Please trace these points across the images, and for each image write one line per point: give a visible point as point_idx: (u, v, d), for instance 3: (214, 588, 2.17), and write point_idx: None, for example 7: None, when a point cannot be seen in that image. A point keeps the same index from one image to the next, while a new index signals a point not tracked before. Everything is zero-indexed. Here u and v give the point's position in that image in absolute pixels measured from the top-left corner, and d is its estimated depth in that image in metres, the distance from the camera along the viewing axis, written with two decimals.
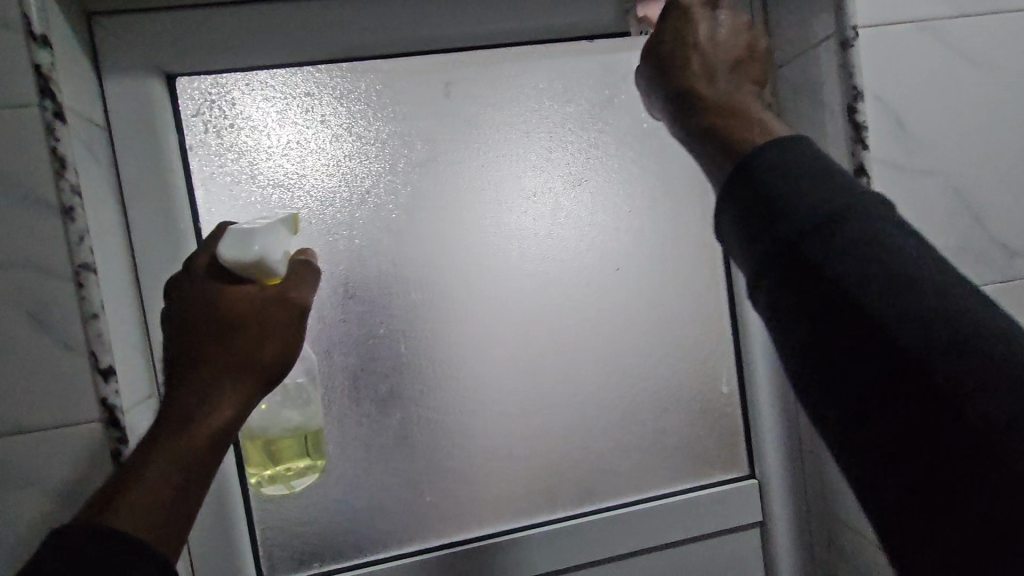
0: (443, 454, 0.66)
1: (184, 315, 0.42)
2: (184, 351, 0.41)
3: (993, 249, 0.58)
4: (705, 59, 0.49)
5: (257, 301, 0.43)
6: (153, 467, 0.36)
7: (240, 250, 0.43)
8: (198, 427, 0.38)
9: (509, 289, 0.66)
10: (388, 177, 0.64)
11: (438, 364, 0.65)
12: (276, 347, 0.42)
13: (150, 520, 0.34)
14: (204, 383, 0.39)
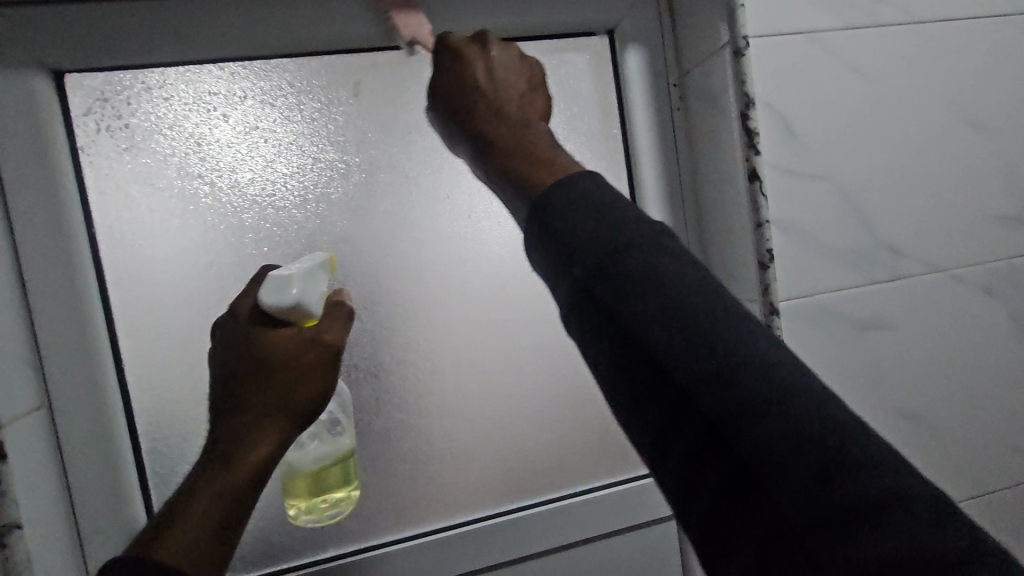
0: (364, 458, 0.65)
1: (232, 360, 0.48)
2: (240, 394, 0.48)
3: (882, 250, 0.61)
4: (490, 99, 0.50)
5: (303, 350, 0.48)
6: (205, 500, 0.44)
7: (279, 296, 0.46)
8: (242, 459, 0.46)
9: (422, 291, 0.66)
10: (297, 177, 0.63)
11: (355, 367, 0.65)
12: (313, 391, 0.49)
13: (206, 548, 0.43)
14: (256, 427, 0.47)
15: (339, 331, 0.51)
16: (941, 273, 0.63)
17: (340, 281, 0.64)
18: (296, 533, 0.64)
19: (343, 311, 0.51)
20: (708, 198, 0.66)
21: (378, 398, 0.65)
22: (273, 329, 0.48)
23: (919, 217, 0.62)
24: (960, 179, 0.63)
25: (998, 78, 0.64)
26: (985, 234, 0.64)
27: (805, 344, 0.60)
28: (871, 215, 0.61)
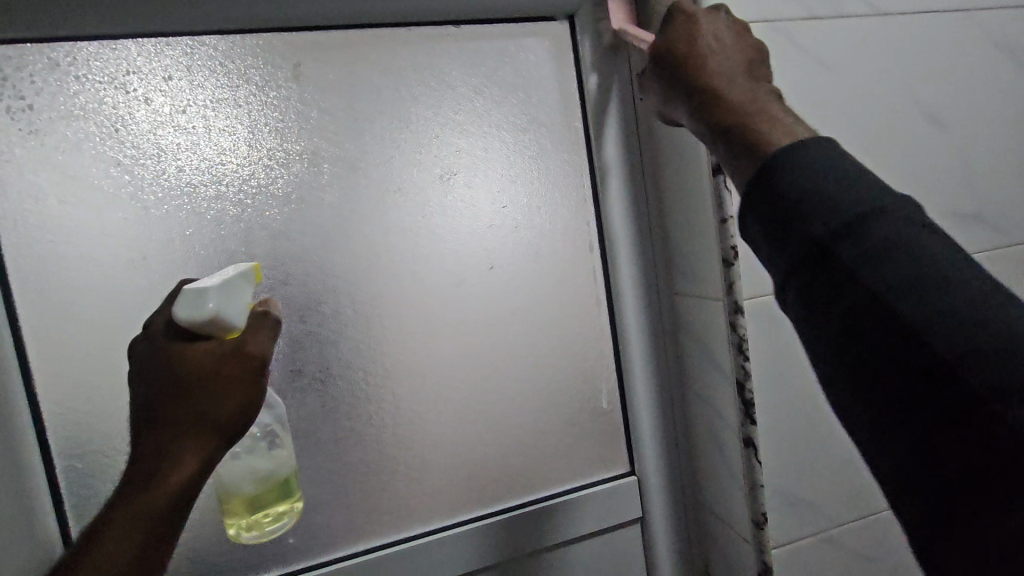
0: (310, 471, 0.60)
1: (144, 375, 0.41)
2: (152, 414, 0.40)
3: None
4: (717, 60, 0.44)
5: (219, 359, 0.42)
6: (112, 536, 0.37)
7: (193, 310, 0.41)
8: (157, 487, 0.38)
9: (373, 290, 0.62)
10: (232, 167, 0.58)
11: (300, 373, 0.60)
12: (238, 403, 0.41)
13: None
14: (168, 449, 0.39)
15: (263, 339, 0.44)
16: None
17: (281, 280, 0.59)
18: (235, 552, 0.59)
19: (270, 318, 0.45)
20: (671, 192, 0.64)
21: (326, 405, 0.61)
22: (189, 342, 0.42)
23: None
24: (923, 177, 0.62)
25: (958, 76, 0.63)
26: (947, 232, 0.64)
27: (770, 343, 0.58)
28: None
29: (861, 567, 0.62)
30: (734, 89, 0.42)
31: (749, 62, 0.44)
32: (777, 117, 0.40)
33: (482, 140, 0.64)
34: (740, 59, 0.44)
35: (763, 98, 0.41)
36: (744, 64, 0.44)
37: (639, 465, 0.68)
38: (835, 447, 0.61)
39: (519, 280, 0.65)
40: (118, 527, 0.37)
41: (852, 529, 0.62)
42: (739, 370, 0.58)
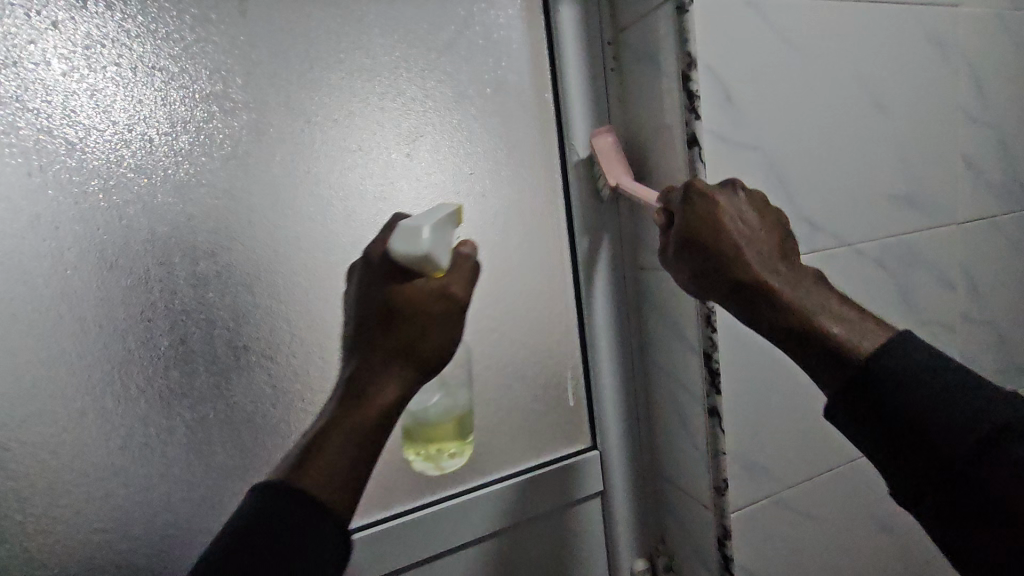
0: (257, 457, 0.55)
1: (358, 309, 0.43)
2: (379, 335, 0.41)
3: (802, 224, 0.62)
4: (755, 245, 0.46)
5: (439, 301, 0.42)
6: (335, 438, 0.38)
7: (410, 246, 0.41)
8: (373, 404, 0.39)
9: (329, 259, 0.56)
10: (159, 112, 0.50)
11: (244, 350, 0.54)
12: (433, 343, 0.42)
13: (325, 486, 0.37)
14: (378, 374, 0.41)
15: (465, 281, 0.44)
16: (850, 247, 0.66)
17: (224, 246, 0.52)
18: (169, 553, 0.52)
19: (468, 262, 0.45)
20: (640, 165, 0.63)
21: (274, 385, 0.55)
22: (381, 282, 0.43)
23: (835, 194, 0.64)
24: (866, 159, 0.66)
25: (898, 66, 0.68)
26: (884, 212, 0.68)
27: (735, 314, 0.59)
28: (795, 188, 0.62)
29: (806, 526, 0.66)
30: (784, 287, 0.43)
31: (783, 240, 0.47)
32: (842, 313, 0.41)
33: (449, 102, 0.60)
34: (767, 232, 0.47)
35: (823, 289, 0.43)
36: (777, 239, 0.47)
37: (602, 439, 0.68)
38: (785, 414, 0.64)
39: (485, 251, 0.62)
40: (329, 441, 0.38)
41: (798, 490, 0.66)
42: (706, 342, 0.59)
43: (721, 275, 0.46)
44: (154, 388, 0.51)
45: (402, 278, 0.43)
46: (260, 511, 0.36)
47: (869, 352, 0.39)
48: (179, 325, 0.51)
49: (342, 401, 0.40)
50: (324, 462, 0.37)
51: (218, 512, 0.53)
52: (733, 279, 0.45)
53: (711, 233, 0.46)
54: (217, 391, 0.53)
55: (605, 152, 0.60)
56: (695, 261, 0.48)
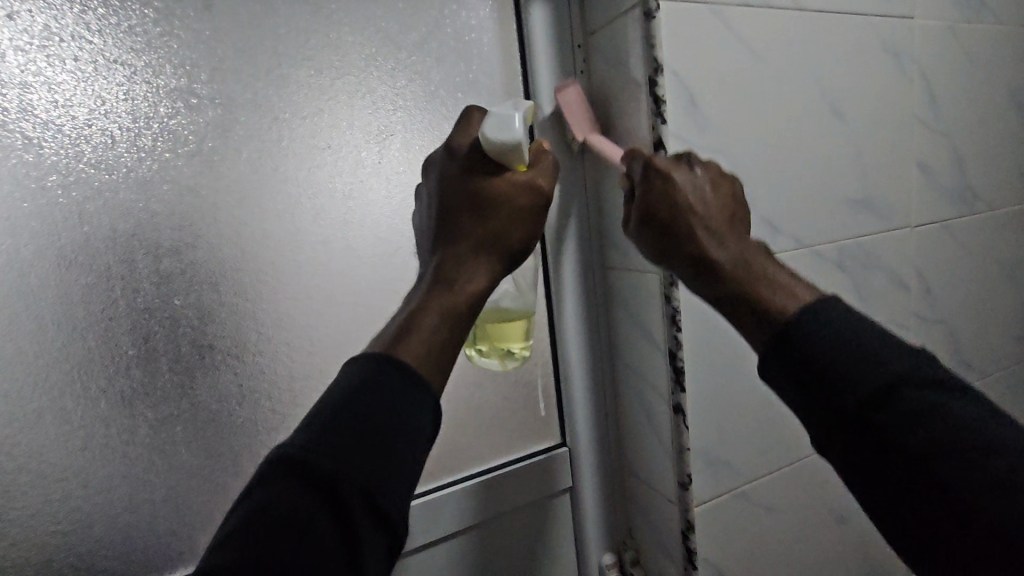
0: (224, 457, 0.54)
1: (443, 202, 0.44)
2: (467, 226, 0.42)
3: (764, 226, 0.64)
4: (705, 216, 0.45)
5: (526, 193, 0.43)
6: (429, 314, 0.39)
7: (502, 133, 0.42)
8: (464, 285, 0.40)
9: (298, 257, 0.56)
10: (120, 106, 0.49)
11: (210, 349, 0.53)
12: (523, 231, 0.43)
13: (426, 362, 0.37)
14: (467, 260, 0.41)
15: (548, 176, 0.46)
16: (809, 250, 0.68)
17: (188, 244, 0.52)
18: (132, 554, 0.51)
19: (551, 160, 0.46)
20: (609, 168, 0.64)
21: (241, 384, 0.55)
22: (475, 172, 0.43)
23: (795, 196, 0.67)
24: (825, 164, 0.69)
25: (856, 75, 0.70)
26: (842, 215, 0.71)
27: (701, 313, 0.61)
28: (757, 192, 0.64)
29: (765, 518, 0.68)
30: (728, 253, 0.44)
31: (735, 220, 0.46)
32: (778, 278, 0.41)
33: (420, 101, 0.60)
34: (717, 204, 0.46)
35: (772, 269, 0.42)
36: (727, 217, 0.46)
37: (570, 436, 0.69)
38: (747, 411, 0.66)
39: None
40: (426, 314, 0.38)
41: (759, 484, 0.68)
42: (671, 341, 0.60)
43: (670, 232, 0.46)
44: (116, 388, 0.50)
45: (490, 172, 0.43)
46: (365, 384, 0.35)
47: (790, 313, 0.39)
48: (142, 324, 0.50)
49: (435, 280, 0.41)
50: (421, 339, 0.37)
51: (182, 512, 0.53)
52: (685, 231, 0.45)
53: (665, 210, 0.46)
54: (181, 390, 0.52)
55: (570, 103, 0.60)
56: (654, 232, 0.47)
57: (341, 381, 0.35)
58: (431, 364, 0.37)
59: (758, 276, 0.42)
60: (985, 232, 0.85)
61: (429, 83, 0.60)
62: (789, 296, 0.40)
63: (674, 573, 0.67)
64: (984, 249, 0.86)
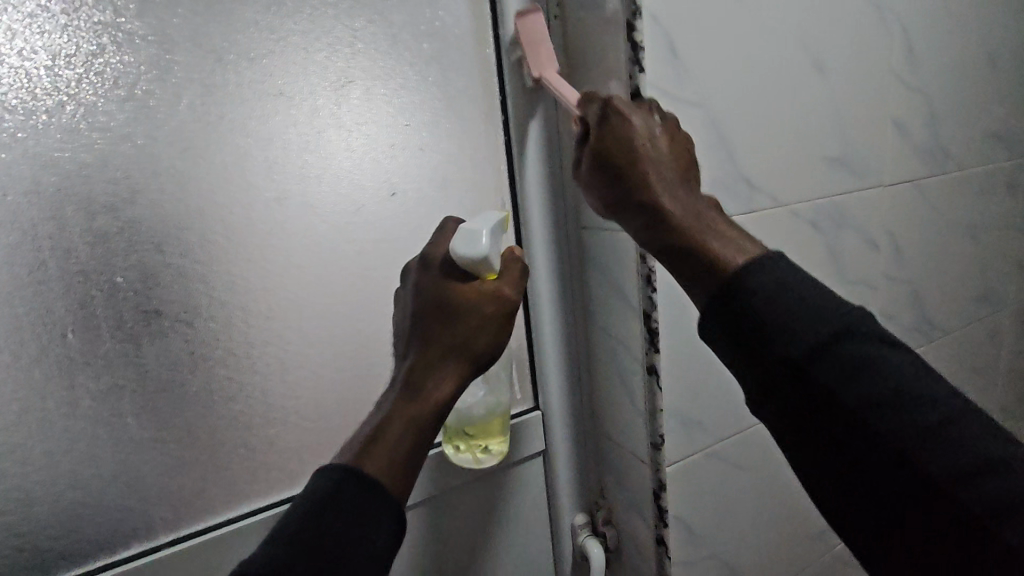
0: (177, 430, 0.51)
1: (418, 305, 0.47)
2: (436, 332, 0.46)
3: (741, 183, 0.63)
4: (655, 166, 0.44)
5: (489, 301, 0.47)
6: (395, 424, 0.42)
7: (469, 247, 0.46)
8: (432, 393, 0.44)
9: (250, 215, 0.52)
10: (37, 42, 0.43)
11: (157, 315, 0.49)
12: (488, 338, 0.47)
13: (390, 471, 0.40)
14: (435, 367, 0.45)
15: (514, 282, 0.49)
16: (785, 208, 0.67)
17: (125, 200, 0.47)
18: (81, 531, 0.48)
19: (518, 265, 0.50)
20: None
21: (193, 352, 0.51)
22: (446, 282, 0.47)
23: (773, 153, 0.65)
24: (804, 120, 0.67)
25: (838, 25, 0.68)
26: (819, 173, 0.69)
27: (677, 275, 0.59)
28: (736, 149, 0.62)
29: (735, 476, 0.69)
30: (674, 204, 0.44)
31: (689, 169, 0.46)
32: (728, 235, 0.41)
33: (381, 45, 0.55)
34: (675, 170, 0.45)
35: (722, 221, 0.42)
36: (681, 172, 0.45)
37: (543, 400, 0.68)
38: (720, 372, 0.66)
39: (420, 208, 0.59)
40: (393, 421, 0.43)
41: (729, 444, 0.68)
42: (647, 303, 0.59)
43: (620, 176, 0.45)
44: (52, 358, 0.46)
45: (459, 277, 0.47)
46: (343, 490, 0.38)
47: (735, 269, 0.39)
48: (76, 288, 0.46)
49: (405, 387, 0.44)
50: (386, 448, 0.41)
51: (134, 488, 0.50)
52: (624, 172, 0.45)
53: (620, 152, 0.45)
54: (126, 359, 0.48)
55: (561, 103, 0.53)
56: (600, 178, 0.46)
57: (316, 487, 0.38)
58: (397, 474, 0.41)
59: (700, 228, 0.42)
60: (953, 191, 0.86)
61: (390, 24, 0.56)
62: (731, 250, 0.40)
63: (645, 530, 0.67)
64: (953, 209, 0.87)
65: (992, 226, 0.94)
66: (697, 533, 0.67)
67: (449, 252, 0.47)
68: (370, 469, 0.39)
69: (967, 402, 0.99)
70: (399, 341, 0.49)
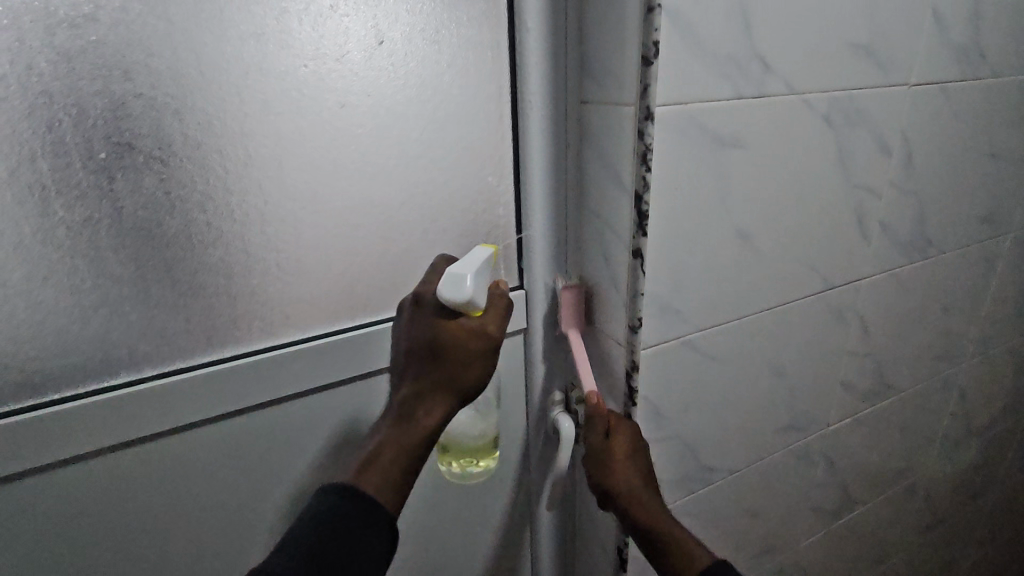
0: (156, 270, 0.51)
1: (411, 340, 0.54)
2: (429, 366, 0.52)
3: (755, 62, 0.58)
4: (639, 503, 0.64)
5: (474, 337, 0.53)
6: (387, 449, 0.50)
7: (455, 291, 0.51)
8: (421, 423, 0.52)
9: (224, 48, 0.48)
10: None
11: (130, 149, 0.47)
12: (472, 374, 0.53)
13: (384, 487, 0.49)
14: (424, 395, 0.52)
15: (496, 318, 0.55)
16: (798, 97, 0.63)
17: (87, 16, 0.44)
18: (67, 357, 0.50)
19: (502, 302, 0.55)
20: None
21: (169, 194, 0.50)
22: (436, 319, 0.53)
23: (794, 34, 0.60)
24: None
25: None
26: (840, 61, 0.65)
27: (673, 154, 0.57)
28: (754, 23, 0.57)
29: (706, 365, 0.72)
30: (663, 516, 0.63)
31: (636, 449, 0.66)
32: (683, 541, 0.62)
33: None
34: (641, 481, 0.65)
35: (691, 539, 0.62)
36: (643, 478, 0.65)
37: (528, 281, 0.68)
38: (707, 264, 0.65)
39: (409, 60, 0.55)
40: (386, 447, 0.50)
41: (706, 334, 0.70)
42: (638, 182, 0.57)
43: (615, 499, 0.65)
44: (21, 182, 0.45)
45: (447, 317, 0.53)
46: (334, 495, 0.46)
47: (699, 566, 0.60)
48: (42, 110, 0.44)
49: (399, 416, 0.52)
50: (379, 470, 0.49)
51: (117, 323, 0.51)
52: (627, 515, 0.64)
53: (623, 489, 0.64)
54: (99, 192, 0.47)
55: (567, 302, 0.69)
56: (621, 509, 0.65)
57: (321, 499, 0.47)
58: (392, 489, 0.49)
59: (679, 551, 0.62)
60: (980, 102, 0.81)
61: None
62: (695, 553, 0.61)
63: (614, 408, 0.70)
64: (975, 122, 0.82)
65: (1012, 146, 0.89)
66: (661, 413, 0.71)
67: (437, 294, 0.52)
68: (363, 485, 0.48)
69: (948, 325, 1.01)
70: (394, 372, 0.55)
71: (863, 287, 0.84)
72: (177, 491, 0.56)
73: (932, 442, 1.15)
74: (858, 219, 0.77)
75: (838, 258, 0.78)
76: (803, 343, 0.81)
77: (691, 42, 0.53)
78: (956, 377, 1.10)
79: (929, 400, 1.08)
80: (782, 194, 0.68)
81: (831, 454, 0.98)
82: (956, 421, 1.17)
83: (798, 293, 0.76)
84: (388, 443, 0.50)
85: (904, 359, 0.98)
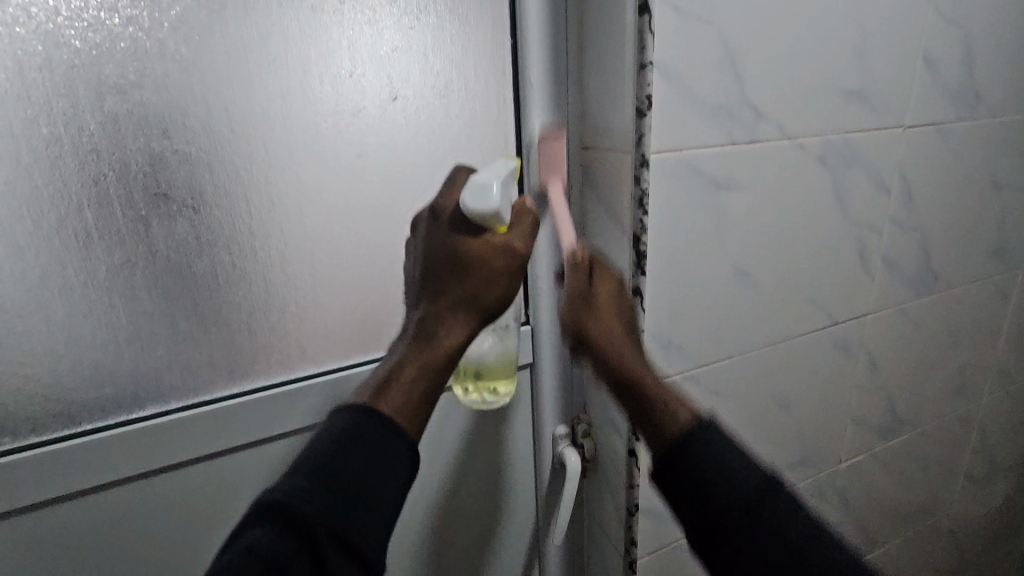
0: (184, 308, 0.55)
1: (429, 260, 0.49)
2: (448, 277, 0.48)
3: (747, 110, 0.61)
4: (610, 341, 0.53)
5: (501, 254, 0.48)
6: (407, 371, 0.46)
7: (480, 199, 0.46)
8: (442, 342, 0.47)
9: (252, 108, 0.53)
10: None
11: (165, 198, 0.52)
12: (497, 292, 0.49)
13: (403, 411, 0.46)
14: (447, 316, 0.48)
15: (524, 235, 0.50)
16: (791, 140, 0.66)
17: (132, 82, 0.49)
18: (101, 389, 0.54)
19: (530, 214, 0.50)
20: (592, 35, 0.59)
21: (199, 238, 0.54)
22: (456, 233, 0.48)
23: (784, 83, 0.63)
24: (822, 49, 0.64)
25: None
26: (832, 106, 0.67)
27: (669, 198, 0.60)
28: (744, 75, 0.60)
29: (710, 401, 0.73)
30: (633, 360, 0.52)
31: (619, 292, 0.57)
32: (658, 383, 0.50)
33: None
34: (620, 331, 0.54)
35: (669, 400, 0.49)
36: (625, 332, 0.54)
37: (534, 318, 0.71)
38: (707, 301, 0.67)
39: (420, 113, 0.60)
40: (408, 366, 0.47)
41: (708, 370, 0.71)
42: (637, 225, 0.60)
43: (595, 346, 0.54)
44: (68, 229, 0.50)
45: (471, 231, 0.48)
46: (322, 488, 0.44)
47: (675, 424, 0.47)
48: (89, 165, 0.49)
49: (419, 339, 0.48)
50: (401, 393, 0.46)
51: (147, 356, 0.55)
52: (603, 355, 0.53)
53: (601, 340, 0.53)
54: (137, 237, 0.52)
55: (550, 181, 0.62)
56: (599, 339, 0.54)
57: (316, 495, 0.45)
58: (411, 416, 0.46)
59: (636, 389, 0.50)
60: (978, 141, 0.83)
61: None
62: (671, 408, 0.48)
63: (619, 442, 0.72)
64: (975, 159, 0.84)
65: (1016, 184, 0.90)
66: None
67: (459, 205, 0.47)
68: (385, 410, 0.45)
69: (962, 359, 1.00)
70: (412, 290, 0.51)
71: (870, 321, 0.84)
72: (195, 518, 0.59)
73: (954, 479, 1.12)
74: (860, 255, 0.78)
75: (841, 294, 0.79)
76: (810, 377, 0.82)
77: (683, 94, 0.57)
78: (975, 412, 1.08)
79: (946, 436, 1.06)
80: (780, 232, 0.70)
81: (846, 489, 0.96)
82: (980, 458, 1.13)
83: (802, 328, 0.77)
84: (409, 363, 0.47)
85: (917, 394, 0.97)
